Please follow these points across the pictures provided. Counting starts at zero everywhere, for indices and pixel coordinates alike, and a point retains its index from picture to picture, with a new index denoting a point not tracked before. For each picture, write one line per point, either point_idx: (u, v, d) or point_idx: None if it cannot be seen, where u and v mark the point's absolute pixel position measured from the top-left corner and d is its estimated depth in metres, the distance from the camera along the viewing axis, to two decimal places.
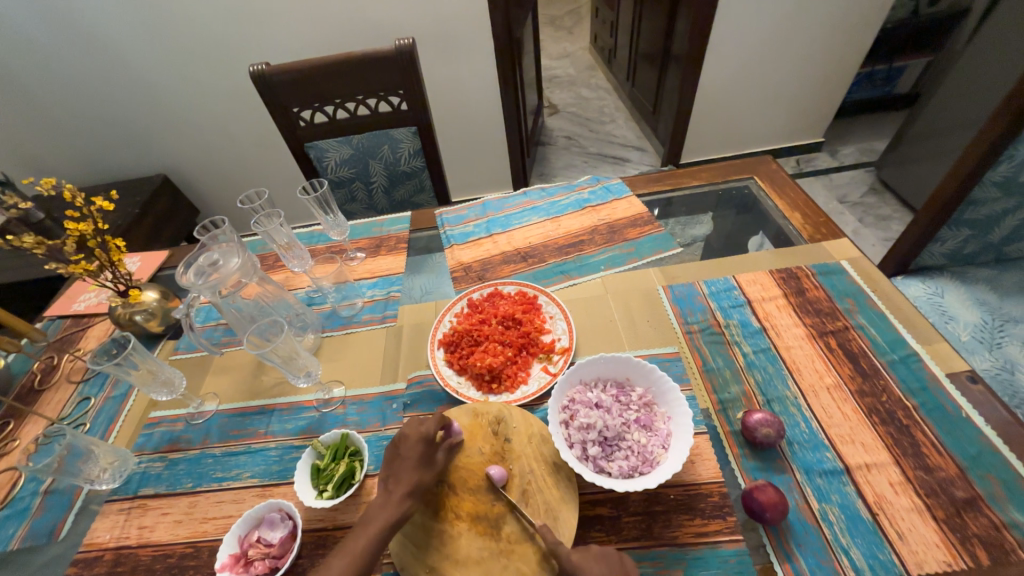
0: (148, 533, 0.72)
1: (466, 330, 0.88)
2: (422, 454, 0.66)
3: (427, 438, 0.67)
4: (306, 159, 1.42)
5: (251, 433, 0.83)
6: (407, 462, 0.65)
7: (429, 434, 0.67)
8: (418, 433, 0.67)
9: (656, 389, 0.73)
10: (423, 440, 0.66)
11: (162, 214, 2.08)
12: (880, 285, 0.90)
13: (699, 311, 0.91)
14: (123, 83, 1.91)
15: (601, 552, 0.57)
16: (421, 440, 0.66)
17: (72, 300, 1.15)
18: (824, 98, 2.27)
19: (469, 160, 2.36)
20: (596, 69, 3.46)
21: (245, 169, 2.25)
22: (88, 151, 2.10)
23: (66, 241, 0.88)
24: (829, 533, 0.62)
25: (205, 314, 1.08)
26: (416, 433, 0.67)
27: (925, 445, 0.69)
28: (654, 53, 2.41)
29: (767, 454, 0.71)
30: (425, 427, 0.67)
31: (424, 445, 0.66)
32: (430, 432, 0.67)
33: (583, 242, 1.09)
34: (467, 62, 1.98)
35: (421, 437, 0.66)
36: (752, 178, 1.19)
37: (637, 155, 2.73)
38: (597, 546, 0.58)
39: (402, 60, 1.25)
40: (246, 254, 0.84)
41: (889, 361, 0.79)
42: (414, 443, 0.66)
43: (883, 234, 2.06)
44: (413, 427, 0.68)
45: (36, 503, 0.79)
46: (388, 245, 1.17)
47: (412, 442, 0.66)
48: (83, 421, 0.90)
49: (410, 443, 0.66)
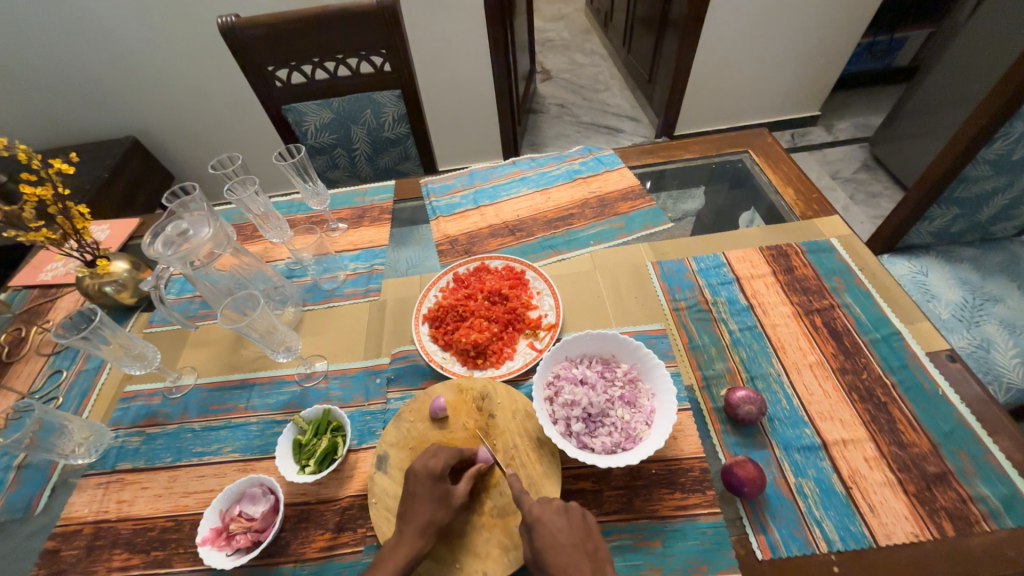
0: (127, 507, 0.71)
1: (451, 305, 0.86)
2: (435, 489, 0.61)
3: (437, 468, 0.62)
4: (283, 123, 1.34)
5: (231, 407, 0.81)
6: (415, 493, 0.60)
7: (438, 469, 0.62)
8: (426, 468, 0.62)
9: (641, 365, 0.72)
10: (433, 475, 0.61)
11: (133, 179, 1.98)
12: (868, 264, 0.89)
13: (688, 288, 0.90)
14: (81, 35, 1.76)
15: (562, 506, 0.58)
16: (429, 475, 0.61)
17: (38, 270, 1.10)
18: (824, 69, 2.21)
19: (457, 127, 2.27)
20: (591, 33, 3.32)
21: (221, 132, 2.14)
22: (48, 109, 1.97)
23: (24, 207, 0.83)
24: (803, 505, 0.64)
25: (180, 287, 1.04)
26: (425, 467, 0.62)
27: (901, 422, 0.70)
28: (652, 17, 2.30)
29: (747, 430, 0.72)
30: (434, 461, 0.62)
31: (436, 482, 0.61)
32: (440, 468, 0.62)
33: (573, 216, 1.06)
34: (455, 22, 1.87)
35: (430, 473, 0.61)
36: (747, 151, 1.16)
37: (631, 126, 2.65)
38: (557, 500, 0.59)
39: (384, 16, 1.17)
40: (219, 223, 0.80)
41: (871, 340, 0.79)
42: (422, 479, 0.61)
43: (873, 211, 2.06)
44: (423, 462, 0.63)
45: (9, 478, 0.78)
46: (371, 215, 1.13)
47: (421, 477, 0.61)
48: (55, 396, 0.87)
49: (418, 479, 0.61)
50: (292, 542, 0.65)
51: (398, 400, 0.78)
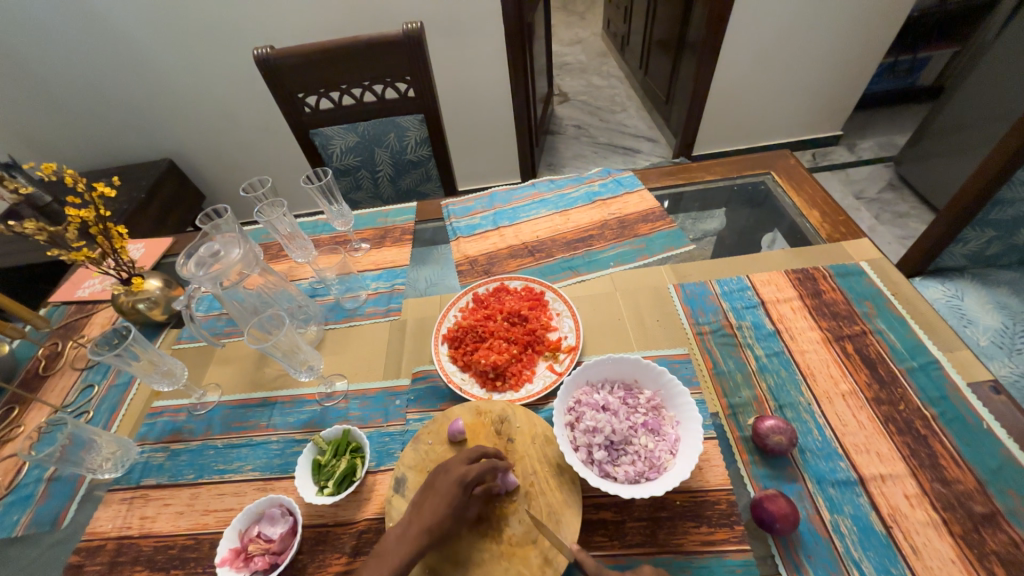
0: (149, 524, 0.72)
1: (470, 326, 0.86)
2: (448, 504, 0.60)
3: (468, 484, 0.61)
4: (310, 146, 1.39)
5: (253, 425, 0.82)
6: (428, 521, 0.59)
7: (466, 478, 0.61)
8: (457, 472, 0.62)
9: (665, 392, 0.71)
10: (460, 484, 0.61)
11: (167, 200, 2.07)
12: (901, 288, 0.86)
13: (711, 312, 0.88)
14: (126, 65, 1.87)
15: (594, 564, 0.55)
16: (457, 481, 0.61)
17: (77, 286, 1.15)
18: (846, 89, 2.19)
19: (477, 148, 2.32)
20: (607, 56, 3.38)
21: (251, 154, 2.23)
22: (92, 133, 2.09)
23: (68, 228, 0.86)
24: (840, 545, 0.61)
25: (209, 304, 1.08)
26: (456, 470, 0.62)
27: (944, 457, 0.66)
28: (669, 40, 2.34)
29: (778, 461, 0.69)
30: (467, 468, 0.62)
31: (459, 490, 0.60)
32: (471, 477, 0.61)
33: (592, 237, 1.06)
34: (477, 47, 1.93)
35: (457, 481, 0.61)
36: (769, 173, 1.15)
37: (648, 146, 2.67)
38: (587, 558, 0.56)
39: (410, 45, 1.21)
40: (248, 244, 0.82)
41: (908, 369, 0.76)
42: (450, 480, 0.61)
43: (900, 232, 2.00)
44: (456, 464, 0.63)
45: (39, 490, 0.80)
46: (393, 235, 1.15)
47: (449, 479, 0.61)
48: (86, 409, 0.89)
49: (447, 478, 0.62)
50: (309, 565, 0.65)
51: (417, 422, 0.78)
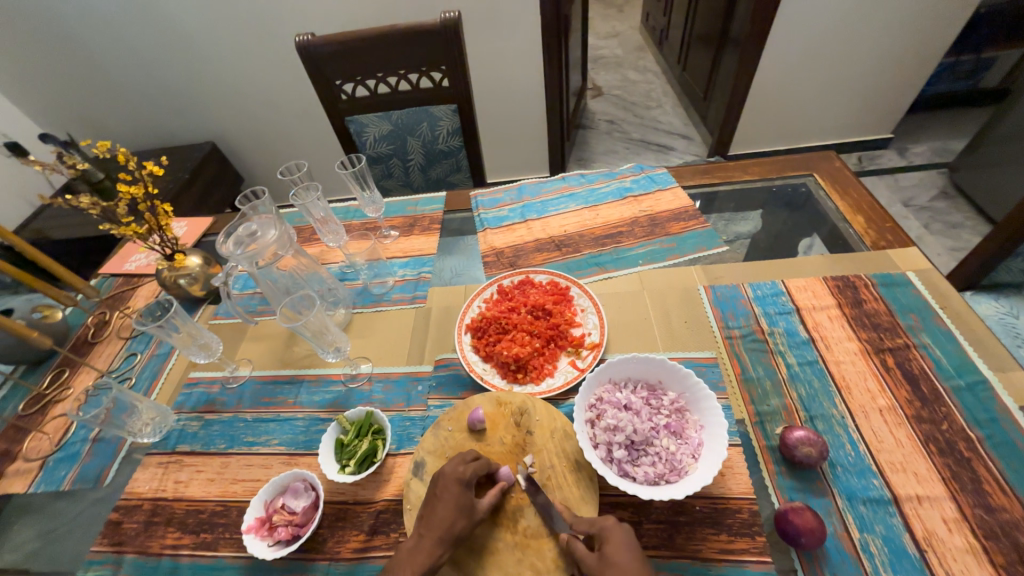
0: (183, 488, 0.76)
1: (494, 317, 0.86)
2: (461, 496, 0.60)
3: (467, 482, 0.61)
4: (345, 133, 1.41)
5: (281, 401, 0.85)
6: (443, 506, 0.60)
7: (467, 477, 0.62)
8: (457, 474, 0.62)
9: (690, 395, 0.69)
10: (462, 482, 0.61)
11: (209, 181, 2.16)
12: (951, 302, 0.81)
13: (742, 316, 0.86)
14: (175, 51, 1.95)
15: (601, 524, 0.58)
16: (459, 482, 0.61)
17: (124, 260, 1.21)
18: (901, 88, 2.07)
19: (507, 140, 2.32)
20: (645, 51, 3.30)
21: (288, 139, 2.29)
22: (143, 115, 2.19)
23: (118, 203, 0.90)
24: (869, 565, 0.58)
25: (244, 283, 1.12)
26: (456, 473, 0.62)
27: (988, 482, 0.62)
28: (710, 35, 2.26)
29: (806, 474, 0.67)
30: (465, 468, 0.62)
31: (462, 489, 0.61)
32: (470, 476, 0.62)
33: (621, 234, 1.04)
34: (513, 38, 1.92)
35: (459, 480, 0.61)
36: (811, 175, 1.10)
37: (682, 143, 2.60)
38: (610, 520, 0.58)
39: (447, 35, 1.22)
40: (283, 226, 0.84)
41: (954, 387, 0.71)
42: (452, 484, 0.61)
43: (951, 243, 1.89)
44: (452, 466, 0.63)
45: (85, 449, 0.85)
46: (422, 224, 1.16)
47: (449, 482, 0.61)
48: (129, 376, 0.95)
49: (447, 483, 0.61)
50: (329, 540, 0.67)
51: (438, 408, 0.79)
